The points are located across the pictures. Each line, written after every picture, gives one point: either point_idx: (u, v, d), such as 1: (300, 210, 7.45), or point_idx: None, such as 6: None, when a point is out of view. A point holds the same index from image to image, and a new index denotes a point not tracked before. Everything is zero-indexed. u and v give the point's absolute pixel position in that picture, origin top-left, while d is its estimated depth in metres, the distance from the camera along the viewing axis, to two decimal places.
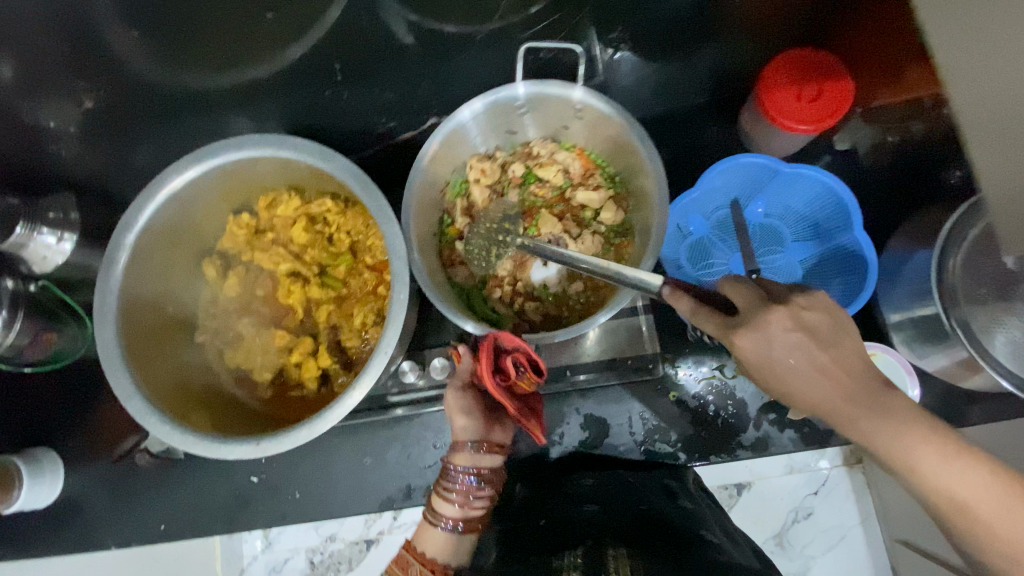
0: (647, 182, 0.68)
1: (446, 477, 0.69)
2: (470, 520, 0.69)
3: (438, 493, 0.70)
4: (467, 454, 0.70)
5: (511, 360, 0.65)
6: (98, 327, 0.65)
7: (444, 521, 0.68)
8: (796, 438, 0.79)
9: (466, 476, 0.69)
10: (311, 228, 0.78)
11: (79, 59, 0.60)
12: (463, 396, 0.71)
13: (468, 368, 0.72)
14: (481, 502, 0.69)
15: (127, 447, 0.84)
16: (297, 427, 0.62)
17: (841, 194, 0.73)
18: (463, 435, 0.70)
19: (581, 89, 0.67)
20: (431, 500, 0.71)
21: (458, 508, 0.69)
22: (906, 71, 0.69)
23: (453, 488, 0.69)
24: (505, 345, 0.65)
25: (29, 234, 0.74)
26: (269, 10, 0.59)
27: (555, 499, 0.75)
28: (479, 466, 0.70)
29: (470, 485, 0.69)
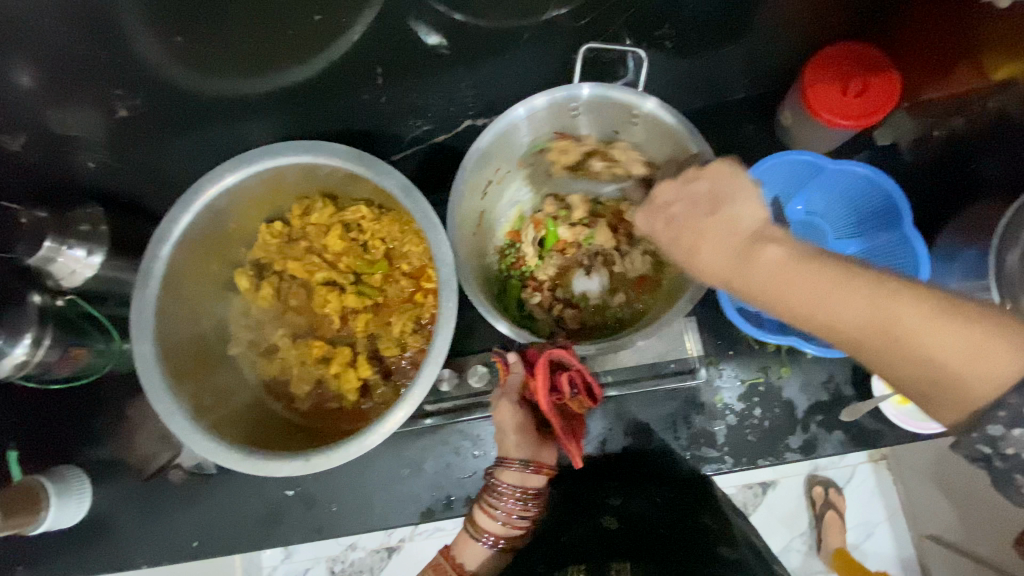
0: None
1: (492, 495, 0.67)
2: (509, 539, 0.68)
3: (481, 508, 0.68)
4: (515, 472, 0.67)
5: (568, 376, 0.63)
6: (137, 342, 0.64)
7: (485, 538, 0.68)
8: (846, 440, 0.77)
9: (513, 497, 0.67)
10: (346, 235, 0.76)
11: (114, 67, 0.58)
12: (513, 411, 0.68)
13: (521, 382, 0.68)
14: (523, 523, 0.68)
15: (159, 464, 0.82)
16: (348, 442, 0.61)
17: (890, 190, 0.72)
18: (511, 450, 0.68)
19: (647, 99, 0.66)
20: (473, 512, 0.69)
21: (500, 527, 0.67)
22: (954, 66, 0.67)
23: (498, 507, 0.67)
24: (561, 363, 0.63)
25: (57, 248, 0.71)
26: (317, 13, 0.57)
27: (581, 512, 0.73)
28: (526, 487, 0.67)
29: (516, 506, 0.67)
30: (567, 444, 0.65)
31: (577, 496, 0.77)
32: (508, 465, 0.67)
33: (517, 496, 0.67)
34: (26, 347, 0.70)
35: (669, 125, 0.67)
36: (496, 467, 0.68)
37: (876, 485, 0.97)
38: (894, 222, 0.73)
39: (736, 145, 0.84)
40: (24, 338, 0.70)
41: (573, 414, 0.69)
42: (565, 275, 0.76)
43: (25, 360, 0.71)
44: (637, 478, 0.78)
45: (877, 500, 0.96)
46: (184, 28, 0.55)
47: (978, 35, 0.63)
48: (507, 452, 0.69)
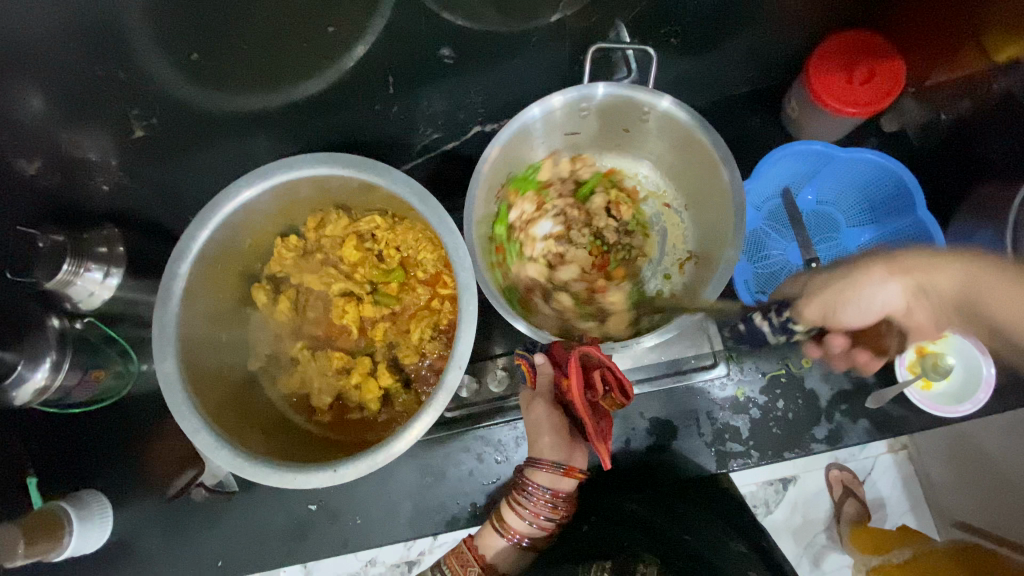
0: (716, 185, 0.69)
1: (521, 493, 0.67)
2: (534, 538, 0.68)
3: (510, 505, 0.68)
4: (546, 474, 0.66)
5: (600, 376, 0.63)
6: (160, 361, 0.64)
7: (511, 534, 0.67)
8: (871, 428, 0.77)
9: (542, 497, 0.67)
10: (360, 245, 0.76)
11: (132, 89, 0.59)
12: (547, 412, 0.69)
13: (551, 382, 0.68)
14: (549, 524, 0.68)
15: (183, 483, 0.81)
16: (375, 451, 0.61)
17: (902, 176, 0.73)
18: (542, 451, 0.68)
19: (657, 95, 0.67)
20: (501, 508, 0.69)
21: (527, 526, 0.67)
22: (962, 49, 0.69)
23: (526, 505, 0.67)
24: (593, 360, 0.64)
25: (75, 271, 0.71)
26: (329, 24, 0.58)
27: (602, 496, 0.77)
28: (555, 489, 0.67)
29: (545, 506, 0.67)
30: (595, 445, 0.64)
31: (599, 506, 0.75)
32: (540, 466, 0.66)
33: (547, 496, 0.67)
34: (47, 371, 0.70)
35: (679, 119, 0.68)
36: (526, 467, 0.67)
37: (899, 475, 0.94)
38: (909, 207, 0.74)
39: (744, 138, 0.84)
40: (45, 362, 0.70)
41: (603, 415, 0.67)
42: (541, 237, 0.74)
43: (46, 385, 0.71)
44: (655, 487, 0.77)
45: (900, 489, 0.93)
46: (201, 45, 0.55)
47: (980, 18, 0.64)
48: (540, 453, 0.68)
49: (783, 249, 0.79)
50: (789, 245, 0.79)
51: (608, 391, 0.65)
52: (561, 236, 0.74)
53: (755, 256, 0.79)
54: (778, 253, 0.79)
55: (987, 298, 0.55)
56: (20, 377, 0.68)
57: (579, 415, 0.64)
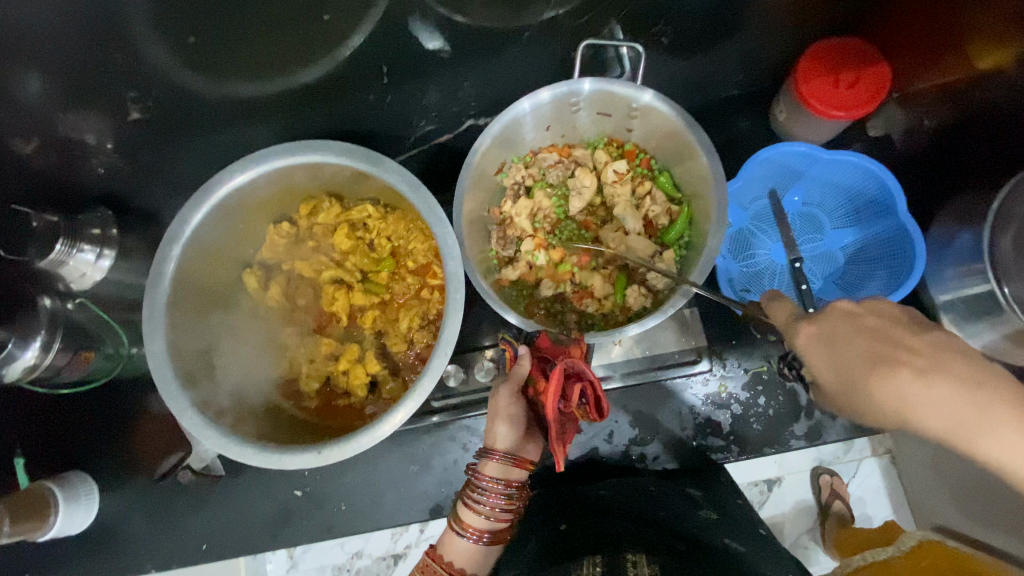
0: (704, 189, 0.70)
1: (473, 489, 0.66)
2: (495, 533, 0.66)
3: (465, 503, 0.66)
4: (497, 465, 0.66)
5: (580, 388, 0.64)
6: (150, 341, 0.65)
7: (470, 532, 0.65)
8: (849, 426, 0.78)
9: (495, 491, 0.65)
10: (352, 233, 0.77)
11: (128, 71, 0.59)
12: (509, 403, 0.69)
13: (527, 375, 0.70)
14: (506, 516, 0.66)
15: (168, 466, 0.82)
16: (360, 433, 0.61)
17: (885, 179, 0.74)
18: (497, 441, 0.68)
19: (648, 92, 0.68)
20: (457, 506, 0.68)
21: (484, 520, 0.66)
22: (945, 56, 0.70)
23: (481, 500, 0.65)
24: (572, 370, 0.65)
25: (68, 251, 0.72)
26: (324, 12, 0.59)
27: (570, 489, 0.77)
28: (508, 480, 0.67)
29: (500, 498, 0.66)
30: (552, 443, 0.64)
31: (569, 499, 0.74)
32: (490, 456, 0.66)
33: (500, 489, 0.66)
34: (37, 351, 0.70)
35: (669, 116, 0.69)
36: (479, 459, 0.67)
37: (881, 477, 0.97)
38: (889, 211, 0.76)
39: (732, 139, 0.86)
40: (35, 342, 0.70)
41: (567, 418, 0.68)
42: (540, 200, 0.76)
43: (35, 363, 0.70)
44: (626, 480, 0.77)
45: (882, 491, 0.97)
46: (197, 30, 0.56)
47: (963, 27, 0.66)
48: (493, 443, 0.68)
49: (768, 249, 0.81)
50: (774, 246, 0.81)
51: (583, 402, 0.66)
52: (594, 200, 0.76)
53: (741, 255, 0.81)
54: (764, 252, 0.81)
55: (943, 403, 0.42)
56: (11, 355, 0.68)
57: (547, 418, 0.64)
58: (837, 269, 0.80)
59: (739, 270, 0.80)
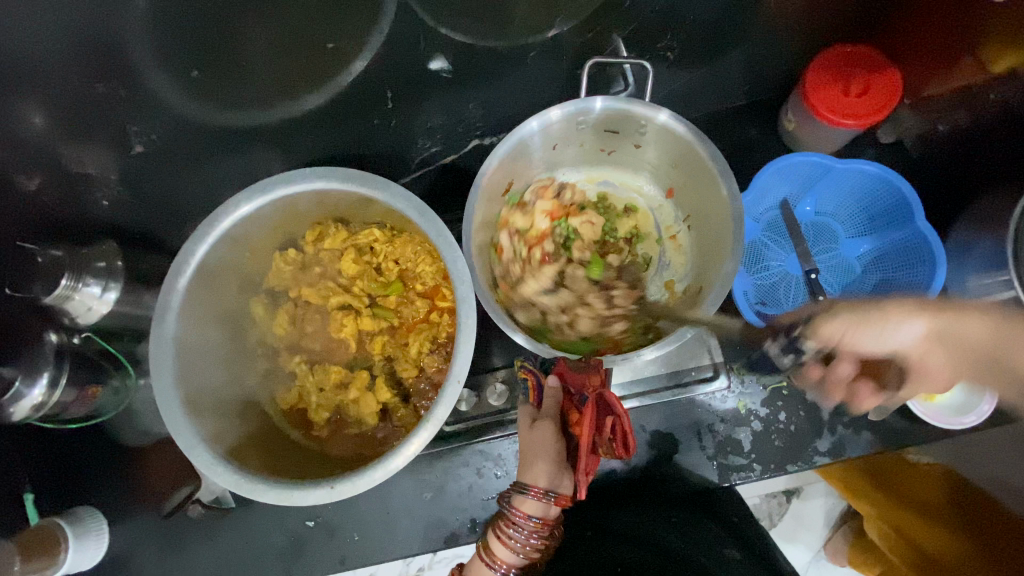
0: (717, 206, 0.69)
1: (509, 525, 0.61)
2: (523, 568, 0.62)
3: (498, 537, 0.61)
4: (536, 502, 0.61)
5: (612, 424, 0.62)
6: (157, 376, 0.64)
7: (498, 567, 0.61)
8: (874, 441, 0.76)
9: (532, 528, 0.61)
10: (359, 258, 0.76)
11: (133, 105, 0.59)
12: (550, 438, 0.64)
13: (559, 410, 0.67)
14: (536, 552, 0.62)
15: (179, 499, 0.81)
16: (372, 466, 0.60)
17: (902, 190, 0.72)
18: (537, 477, 0.62)
19: (654, 106, 0.67)
20: (486, 537, 0.63)
21: (515, 556, 0.61)
22: (959, 60, 0.68)
23: (516, 536, 0.61)
24: (612, 407, 0.63)
25: (74, 286, 0.71)
26: (329, 41, 0.58)
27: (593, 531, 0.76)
28: (546, 518, 0.62)
29: (533, 537, 0.61)
30: (579, 474, 0.61)
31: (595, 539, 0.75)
32: (532, 494, 0.60)
33: (538, 526, 0.61)
34: (44, 387, 0.70)
35: (677, 131, 0.68)
36: (514, 493, 0.61)
37: None
38: (902, 220, 0.75)
39: (742, 149, 0.85)
40: (42, 378, 0.70)
41: (594, 452, 0.65)
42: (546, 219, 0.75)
43: (42, 401, 0.70)
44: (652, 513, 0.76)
45: None
46: (199, 62, 0.56)
47: (979, 28, 0.63)
48: (532, 479, 0.62)
49: (782, 260, 0.80)
50: (787, 256, 0.80)
51: (611, 440, 0.64)
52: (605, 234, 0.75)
53: (755, 267, 0.80)
54: (777, 263, 0.80)
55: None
56: (17, 394, 0.67)
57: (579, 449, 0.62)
58: (854, 278, 0.78)
59: (752, 284, 0.78)
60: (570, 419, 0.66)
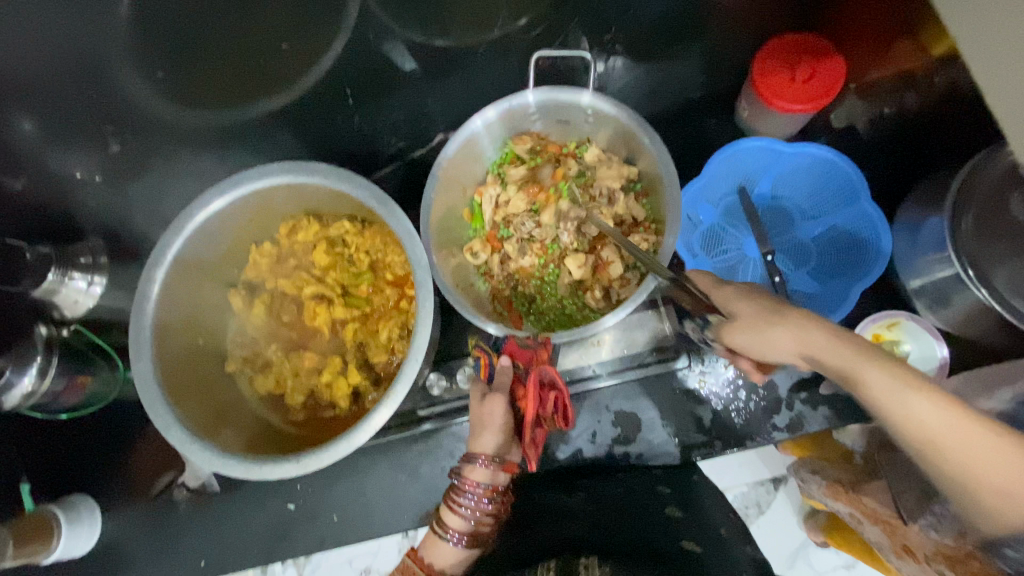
0: (663, 195, 0.72)
1: (459, 494, 0.65)
2: (477, 536, 0.65)
3: (449, 506, 0.65)
4: (485, 469, 0.65)
5: (554, 398, 0.67)
6: (137, 363, 0.67)
7: (450, 534, 0.65)
8: (831, 415, 0.78)
9: (481, 494, 0.65)
10: (331, 249, 0.80)
11: (108, 107, 0.63)
12: (498, 410, 0.66)
13: (509, 386, 0.70)
14: (489, 520, 0.66)
15: (163, 484, 0.86)
16: (338, 440, 0.63)
17: (848, 171, 0.77)
18: (485, 447, 0.66)
19: (591, 93, 0.71)
20: (440, 511, 0.66)
21: (467, 524, 0.65)
22: (895, 44, 0.74)
23: (466, 503, 0.64)
24: (551, 380, 0.67)
25: (60, 280, 0.75)
26: (283, 41, 0.62)
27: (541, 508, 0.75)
28: (495, 485, 0.66)
29: (483, 504, 0.65)
30: (527, 446, 0.66)
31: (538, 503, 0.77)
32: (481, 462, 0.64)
33: (487, 492, 0.65)
34: (34, 376, 0.73)
35: (622, 119, 0.71)
36: (465, 464, 0.65)
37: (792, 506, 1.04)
38: (851, 199, 0.78)
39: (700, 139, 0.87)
40: (32, 367, 0.73)
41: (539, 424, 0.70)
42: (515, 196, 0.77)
43: (32, 390, 0.73)
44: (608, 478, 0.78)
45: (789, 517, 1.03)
46: (167, 64, 0.60)
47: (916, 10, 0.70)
48: (480, 449, 0.66)
49: (739, 243, 0.81)
50: (744, 239, 0.81)
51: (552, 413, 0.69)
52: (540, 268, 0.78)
53: (713, 251, 0.82)
54: (735, 247, 0.81)
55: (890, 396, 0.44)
56: (9, 382, 0.71)
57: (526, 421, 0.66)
58: (811, 259, 0.80)
59: (711, 266, 0.80)
60: (516, 394, 0.69)
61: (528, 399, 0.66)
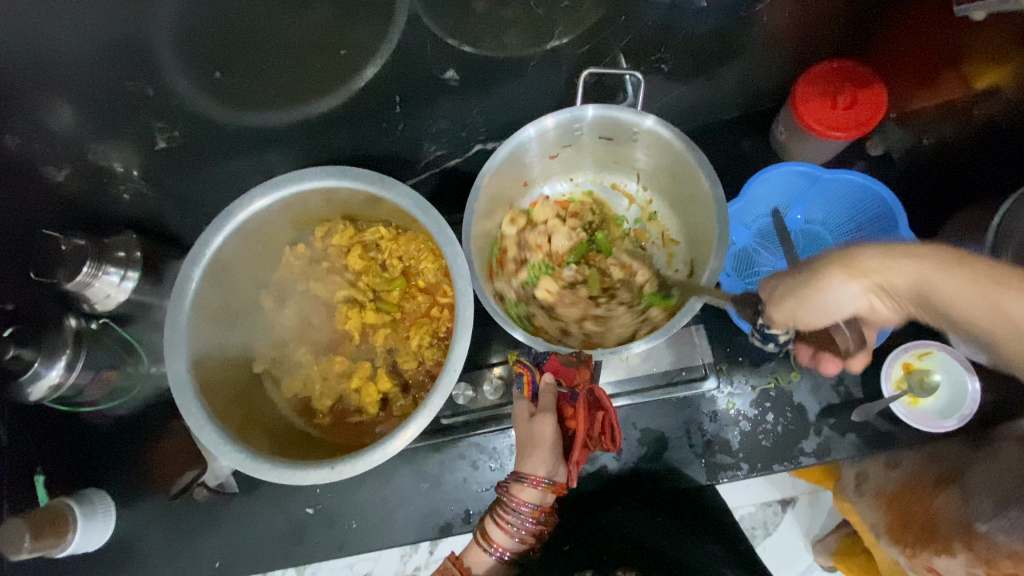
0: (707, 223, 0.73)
1: (508, 512, 0.66)
2: (517, 551, 0.67)
3: (496, 522, 0.66)
4: (533, 491, 0.66)
5: (602, 419, 0.69)
6: (172, 361, 0.67)
7: (495, 549, 0.67)
8: (859, 442, 0.77)
9: (528, 514, 0.66)
10: (365, 254, 0.80)
11: (157, 103, 0.63)
12: (547, 431, 0.67)
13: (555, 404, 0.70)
14: (532, 538, 0.68)
15: (184, 482, 0.83)
16: (371, 449, 0.63)
17: (885, 198, 0.76)
18: (535, 467, 0.66)
19: (652, 117, 0.70)
20: (484, 523, 0.68)
21: (512, 541, 0.67)
22: (941, 77, 0.74)
23: (513, 522, 0.66)
24: (601, 403, 0.69)
25: (94, 273, 0.73)
26: (342, 47, 0.63)
27: (585, 515, 0.79)
28: (542, 506, 0.67)
29: (529, 523, 0.66)
30: (573, 466, 0.68)
31: (582, 508, 0.80)
32: (529, 482, 0.65)
33: (533, 512, 0.66)
34: (62, 369, 0.72)
35: (665, 140, 0.72)
36: (513, 483, 0.66)
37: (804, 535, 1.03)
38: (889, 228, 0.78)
39: (734, 162, 0.88)
40: (60, 360, 0.72)
41: (584, 445, 0.70)
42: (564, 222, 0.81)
43: (59, 382, 0.72)
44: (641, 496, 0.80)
45: (800, 546, 1.02)
46: (221, 64, 0.61)
47: (961, 52, 0.69)
48: (529, 469, 0.66)
49: (773, 266, 0.82)
50: (777, 260, 0.82)
51: (599, 435, 0.70)
52: (542, 269, 0.79)
53: (745, 272, 0.82)
54: (768, 269, 0.82)
55: (920, 294, 0.52)
56: (37, 374, 0.70)
57: (575, 441, 0.67)
58: None
59: (744, 286, 0.80)
60: (563, 412, 0.71)
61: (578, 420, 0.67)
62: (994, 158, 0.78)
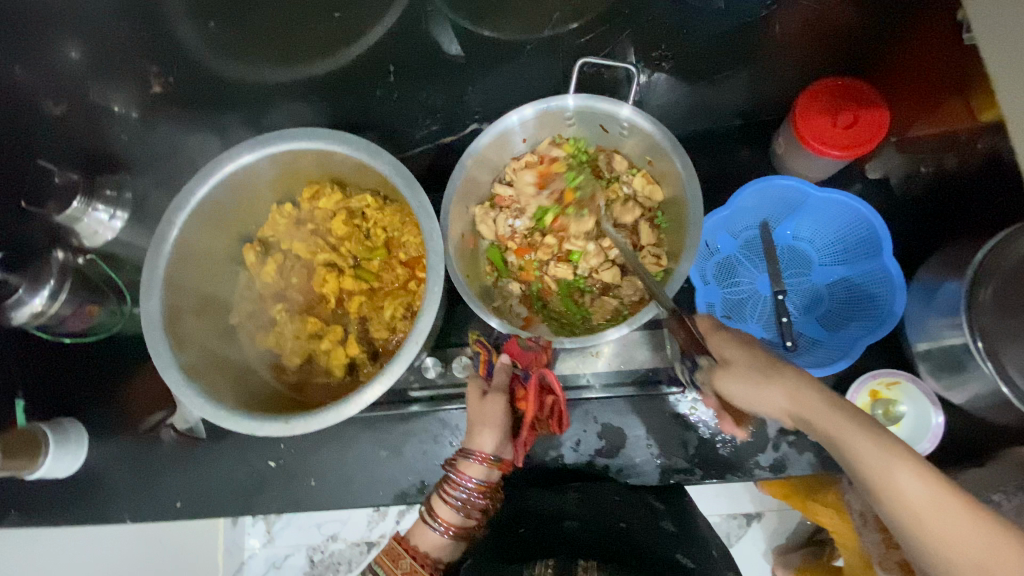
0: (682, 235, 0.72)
1: (454, 487, 0.66)
2: (463, 529, 0.67)
3: (441, 496, 0.67)
4: (480, 467, 0.66)
5: (551, 402, 0.70)
6: (145, 301, 0.68)
7: (438, 523, 0.66)
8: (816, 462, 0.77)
9: (474, 489, 0.66)
10: (350, 220, 0.80)
11: (158, 45, 0.67)
12: (497, 410, 0.68)
13: (508, 385, 0.71)
14: (477, 515, 0.67)
15: (154, 421, 0.86)
16: (327, 410, 0.64)
17: (874, 222, 0.75)
18: (483, 444, 0.67)
19: (631, 107, 0.71)
20: (430, 499, 0.68)
21: (457, 516, 0.67)
22: (945, 103, 0.74)
23: (460, 496, 0.66)
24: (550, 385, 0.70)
25: (84, 209, 0.76)
26: (336, 9, 0.66)
27: (536, 502, 0.77)
28: (488, 483, 0.67)
29: (474, 499, 0.66)
30: (519, 446, 0.69)
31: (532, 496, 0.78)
32: (475, 458, 0.66)
33: (479, 488, 0.66)
34: (45, 298, 0.72)
35: (656, 138, 0.72)
36: (460, 457, 0.67)
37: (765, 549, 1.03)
38: (874, 253, 0.77)
39: (734, 169, 0.85)
40: (44, 289, 0.72)
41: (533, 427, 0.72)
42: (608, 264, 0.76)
43: (42, 310, 0.72)
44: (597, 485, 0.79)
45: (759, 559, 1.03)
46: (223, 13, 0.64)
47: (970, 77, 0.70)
48: (477, 445, 0.67)
49: (752, 279, 0.81)
50: (758, 275, 0.82)
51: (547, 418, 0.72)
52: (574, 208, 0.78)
53: (725, 281, 0.81)
54: (748, 282, 0.82)
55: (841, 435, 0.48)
56: (20, 299, 0.71)
57: (523, 422, 0.68)
58: (818, 305, 0.81)
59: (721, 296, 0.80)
60: (515, 393, 0.71)
61: (528, 401, 0.68)
62: (990, 198, 0.76)
